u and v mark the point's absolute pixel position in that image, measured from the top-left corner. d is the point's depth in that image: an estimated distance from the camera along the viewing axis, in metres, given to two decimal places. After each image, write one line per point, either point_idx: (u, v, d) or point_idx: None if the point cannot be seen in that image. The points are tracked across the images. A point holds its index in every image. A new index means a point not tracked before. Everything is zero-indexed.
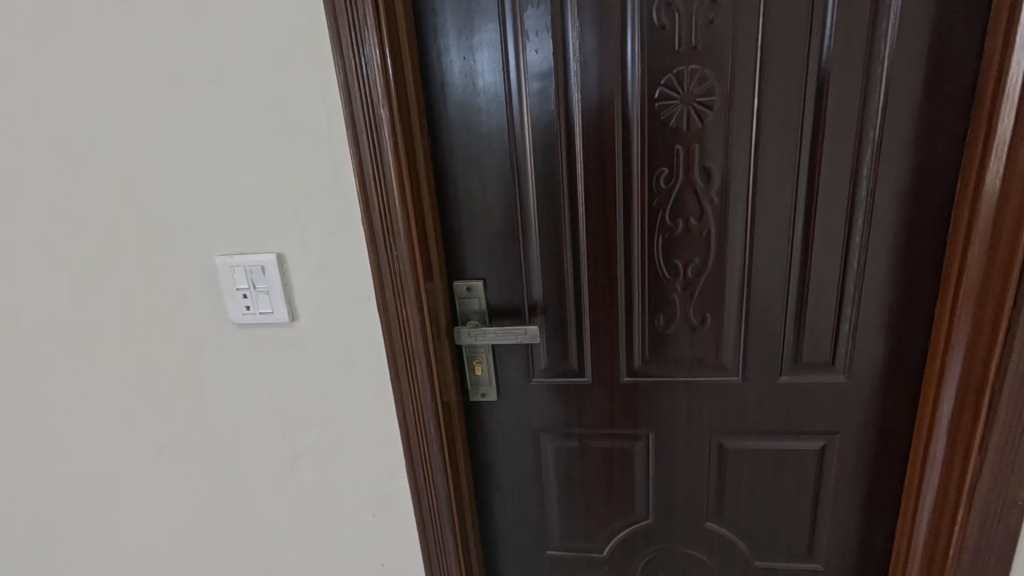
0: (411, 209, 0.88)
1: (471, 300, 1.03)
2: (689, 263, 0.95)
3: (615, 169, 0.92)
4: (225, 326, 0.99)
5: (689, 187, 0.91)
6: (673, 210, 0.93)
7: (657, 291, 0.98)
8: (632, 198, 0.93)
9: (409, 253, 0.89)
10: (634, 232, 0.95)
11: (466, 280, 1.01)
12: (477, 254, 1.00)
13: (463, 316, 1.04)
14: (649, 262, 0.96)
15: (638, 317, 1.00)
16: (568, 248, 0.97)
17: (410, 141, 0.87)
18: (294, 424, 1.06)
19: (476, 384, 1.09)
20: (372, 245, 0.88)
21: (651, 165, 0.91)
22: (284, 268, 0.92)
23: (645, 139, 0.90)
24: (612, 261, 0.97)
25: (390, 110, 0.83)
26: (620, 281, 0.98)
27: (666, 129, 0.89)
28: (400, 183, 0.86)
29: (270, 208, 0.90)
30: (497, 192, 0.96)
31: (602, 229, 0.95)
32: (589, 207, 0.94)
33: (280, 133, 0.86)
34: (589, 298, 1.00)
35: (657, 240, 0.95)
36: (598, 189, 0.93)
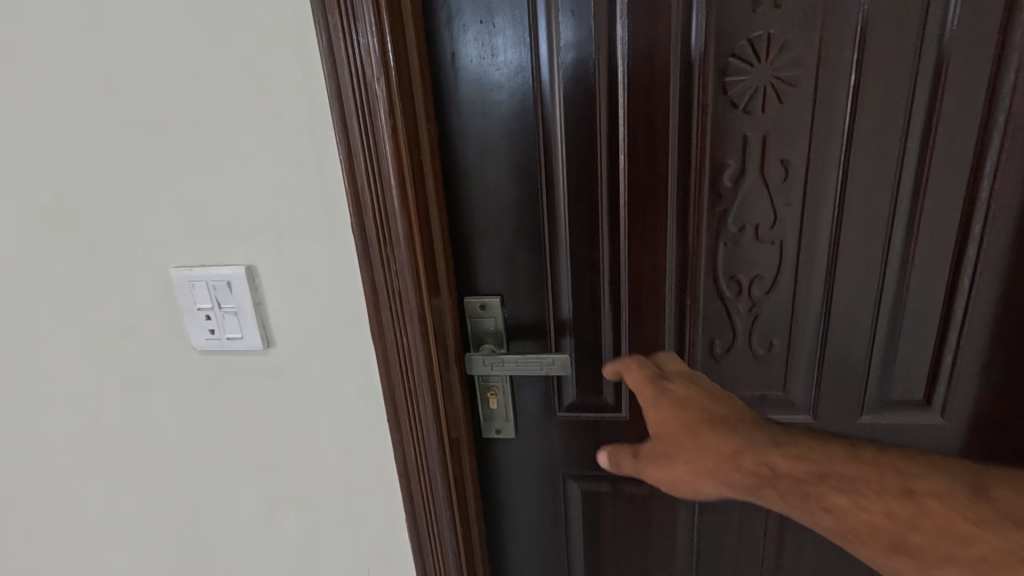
0: (415, 212, 0.70)
1: (486, 320, 0.85)
2: (756, 279, 0.77)
3: (669, 163, 0.74)
4: (187, 351, 0.81)
5: (763, 186, 0.73)
6: (739, 214, 0.75)
7: (714, 312, 0.80)
8: (688, 199, 0.75)
9: (412, 268, 0.71)
10: (688, 241, 0.77)
11: (479, 296, 0.83)
12: (493, 265, 0.82)
13: (476, 339, 0.86)
14: (706, 278, 0.78)
15: (690, 343, 0.82)
16: (607, 258, 0.79)
17: (412, 126, 0.69)
18: (271, 467, 0.88)
19: (491, 418, 0.91)
20: (365, 256, 0.70)
21: (714, 157, 0.73)
22: (256, 284, 0.75)
23: (708, 125, 0.71)
24: (660, 276, 0.79)
25: (388, 86, 0.65)
26: (669, 300, 0.80)
27: (735, 113, 0.70)
28: (401, 179, 0.68)
29: (236, 209, 0.71)
30: (521, 191, 0.77)
31: (650, 237, 0.77)
32: (634, 209, 0.76)
33: (247, 113, 0.67)
34: (630, 319, 0.82)
35: (718, 251, 0.77)
36: (646, 187, 0.75)
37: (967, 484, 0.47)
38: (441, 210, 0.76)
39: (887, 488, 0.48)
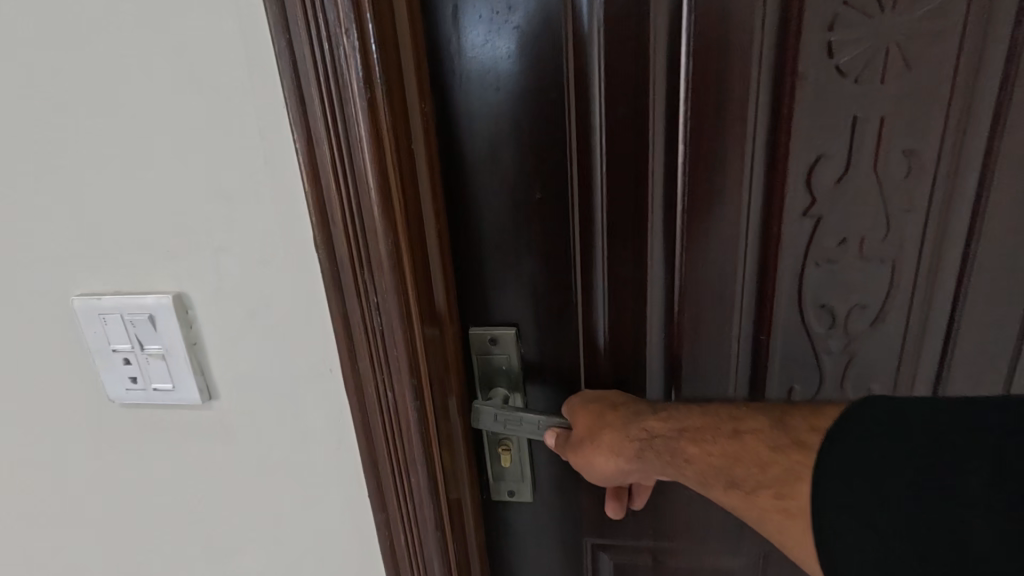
0: (406, 223, 0.49)
1: (499, 358, 0.64)
2: (860, 308, 0.58)
3: (747, 153, 0.55)
4: (103, 403, 0.61)
5: (877, 185, 0.54)
6: (839, 221, 0.56)
7: (799, 351, 0.61)
8: (771, 204, 0.56)
9: (400, 301, 0.49)
10: (768, 258, 0.58)
11: (489, 328, 0.64)
12: (508, 288, 0.62)
13: (486, 383, 0.65)
14: (790, 307, 0.59)
15: (762, 391, 0.63)
16: (659, 281, 0.60)
17: (401, 100, 0.47)
18: (213, 554, 0.67)
19: (505, 477, 0.72)
20: (336, 285, 0.49)
21: (810, 147, 0.54)
22: (188, 319, 0.55)
23: (805, 102, 0.52)
24: (729, 303, 0.60)
25: (364, 36, 0.43)
26: (738, 334, 0.61)
27: (843, 86, 0.51)
28: (385, 176, 0.46)
29: (155, 217, 0.52)
30: (548, 191, 0.58)
31: (719, 254, 0.58)
32: (698, 216, 0.57)
33: (163, 79, 0.47)
34: (689, 358, 0.62)
35: (809, 271, 0.58)
36: (714, 186, 0.56)
37: (775, 417, 0.52)
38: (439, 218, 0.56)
39: (719, 432, 0.52)
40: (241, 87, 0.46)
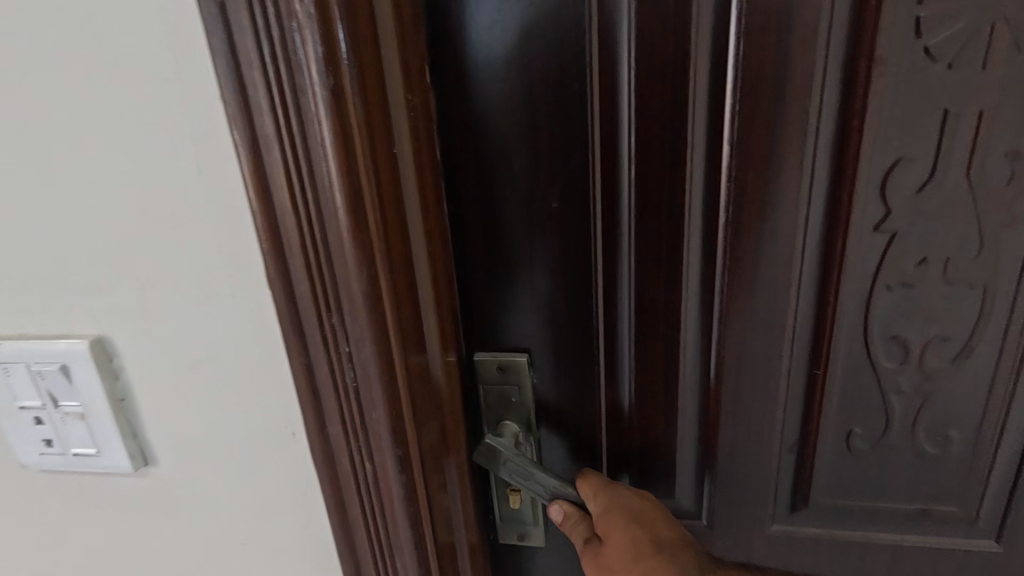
0: (390, 255, 0.36)
1: (510, 390, 0.53)
2: (938, 340, 0.48)
3: (806, 156, 0.45)
4: (14, 469, 0.49)
5: (966, 194, 0.44)
6: (919, 234, 0.45)
7: (862, 390, 0.51)
8: (834, 216, 0.46)
9: (381, 357, 0.37)
10: (829, 281, 0.48)
11: (498, 353, 0.53)
12: (516, 315, 0.52)
13: (493, 417, 0.54)
14: (853, 338, 0.49)
15: (814, 434, 0.53)
16: (693, 306, 0.51)
17: (379, 89, 0.34)
18: None
19: (512, 527, 0.61)
20: (296, 331, 0.37)
21: (886, 147, 0.44)
22: (113, 369, 0.43)
23: (884, 92, 0.42)
24: (780, 334, 0.50)
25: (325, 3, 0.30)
26: (789, 370, 0.51)
27: (933, 71, 0.41)
28: (356, 197, 0.33)
29: (53, 240, 0.39)
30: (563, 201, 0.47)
31: (770, 276, 0.48)
32: (745, 230, 0.47)
33: (50, 55, 0.34)
34: (730, 396, 0.53)
35: (877, 297, 0.48)
36: (765, 194, 0.46)
37: None
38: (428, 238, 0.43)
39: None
40: (156, 67, 0.33)
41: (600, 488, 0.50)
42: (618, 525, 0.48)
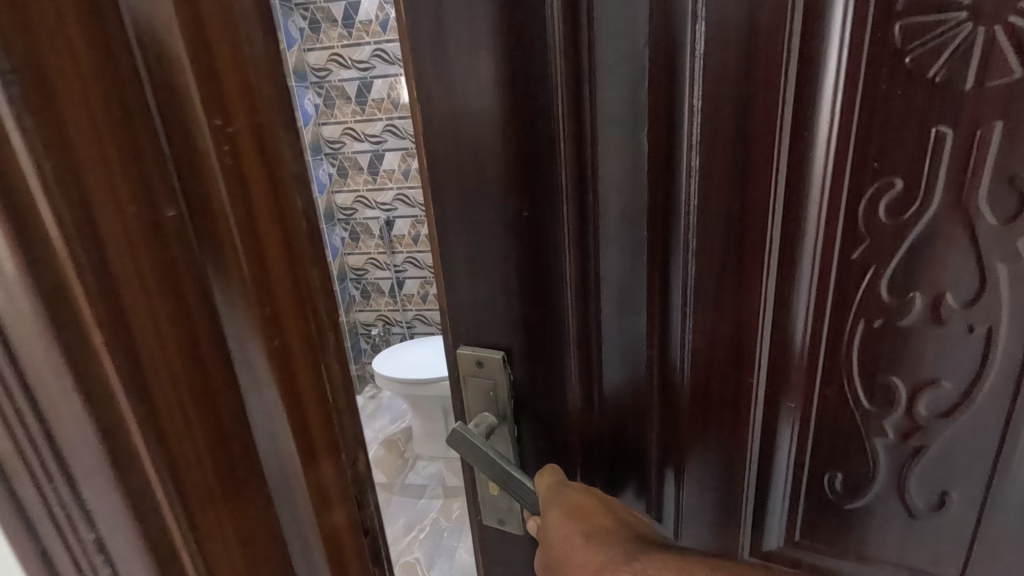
0: (151, 417, 0.20)
1: (488, 389, 0.44)
2: (932, 386, 0.37)
3: (763, 164, 0.35)
4: None
5: (962, 227, 0.33)
6: (908, 270, 0.35)
7: (838, 439, 0.41)
8: (793, 238, 0.36)
9: (148, 543, 0.21)
10: (797, 317, 0.38)
11: (478, 346, 0.44)
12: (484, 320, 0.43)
13: (479, 411, 0.46)
14: (829, 380, 0.39)
15: (780, 476, 0.43)
16: (624, 328, 0.41)
17: (117, 122, 0.19)
18: None
19: None
20: (13, 507, 0.21)
21: (864, 159, 0.34)
22: None
23: (862, 94, 0.33)
24: (731, 373, 0.40)
25: None
26: (753, 413, 0.41)
27: (924, 74, 0.32)
28: (64, 331, 0.18)
29: None
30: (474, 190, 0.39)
31: (717, 309, 0.39)
32: (691, 249, 0.38)
33: None
34: (669, 430, 0.44)
35: (861, 343, 0.38)
36: (702, 209, 0.37)
37: None
38: (305, 362, 0.26)
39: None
40: None
41: (542, 476, 0.43)
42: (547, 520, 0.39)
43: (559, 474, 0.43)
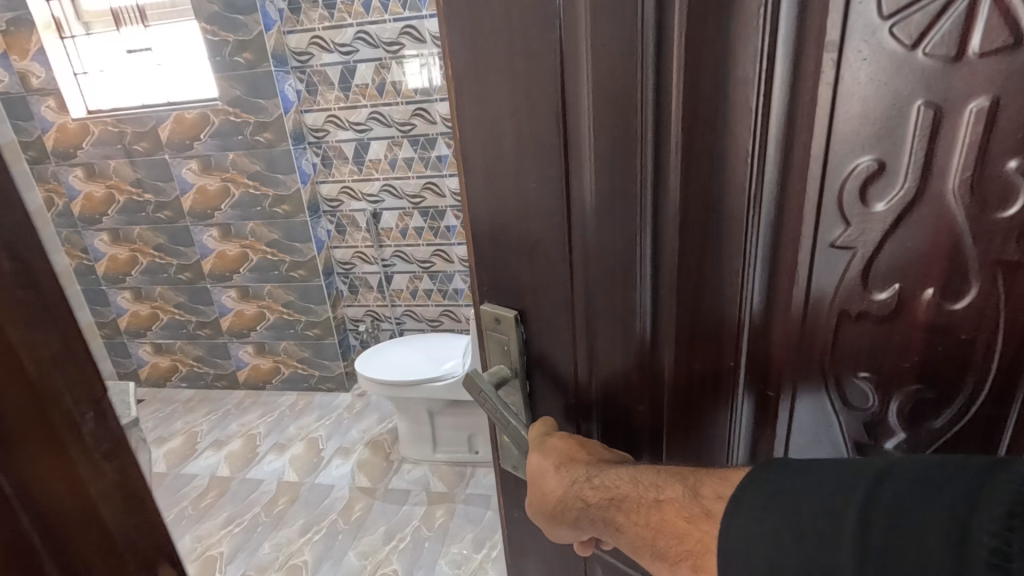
0: None
1: (507, 346, 0.30)
2: (927, 405, 0.22)
3: (674, 94, 0.21)
4: None
5: (944, 261, 0.20)
6: (893, 254, 0.21)
7: (818, 452, 0.25)
8: (729, 198, 0.23)
9: None
10: (754, 300, 0.24)
11: (498, 306, 0.29)
12: (494, 269, 0.29)
13: (498, 376, 0.30)
14: (807, 382, 0.24)
15: (753, 451, 0.27)
16: (535, 271, 0.27)
17: None
18: None
19: None
20: None
21: (820, 133, 0.20)
22: None
23: (835, 46, 0.19)
24: (676, 372, 0.26)
25: None
26: (736, 408, 0.26)
27: (886, 44, 0.18)
28: None
29: None
30: (492, 141, 0.25)
31: (613, 293, 0.26)
32: (590, 208, 0.24)
33: None
34: (635, 425, 0.29)
35: (835, 362, 0.23)
36: (621, 141, 0.23)
37: None
38: None
39: None
40: None
41: (539, 438, 0.29)
42: (532, 479, 0.28)
43: (553, 424, 0.30)
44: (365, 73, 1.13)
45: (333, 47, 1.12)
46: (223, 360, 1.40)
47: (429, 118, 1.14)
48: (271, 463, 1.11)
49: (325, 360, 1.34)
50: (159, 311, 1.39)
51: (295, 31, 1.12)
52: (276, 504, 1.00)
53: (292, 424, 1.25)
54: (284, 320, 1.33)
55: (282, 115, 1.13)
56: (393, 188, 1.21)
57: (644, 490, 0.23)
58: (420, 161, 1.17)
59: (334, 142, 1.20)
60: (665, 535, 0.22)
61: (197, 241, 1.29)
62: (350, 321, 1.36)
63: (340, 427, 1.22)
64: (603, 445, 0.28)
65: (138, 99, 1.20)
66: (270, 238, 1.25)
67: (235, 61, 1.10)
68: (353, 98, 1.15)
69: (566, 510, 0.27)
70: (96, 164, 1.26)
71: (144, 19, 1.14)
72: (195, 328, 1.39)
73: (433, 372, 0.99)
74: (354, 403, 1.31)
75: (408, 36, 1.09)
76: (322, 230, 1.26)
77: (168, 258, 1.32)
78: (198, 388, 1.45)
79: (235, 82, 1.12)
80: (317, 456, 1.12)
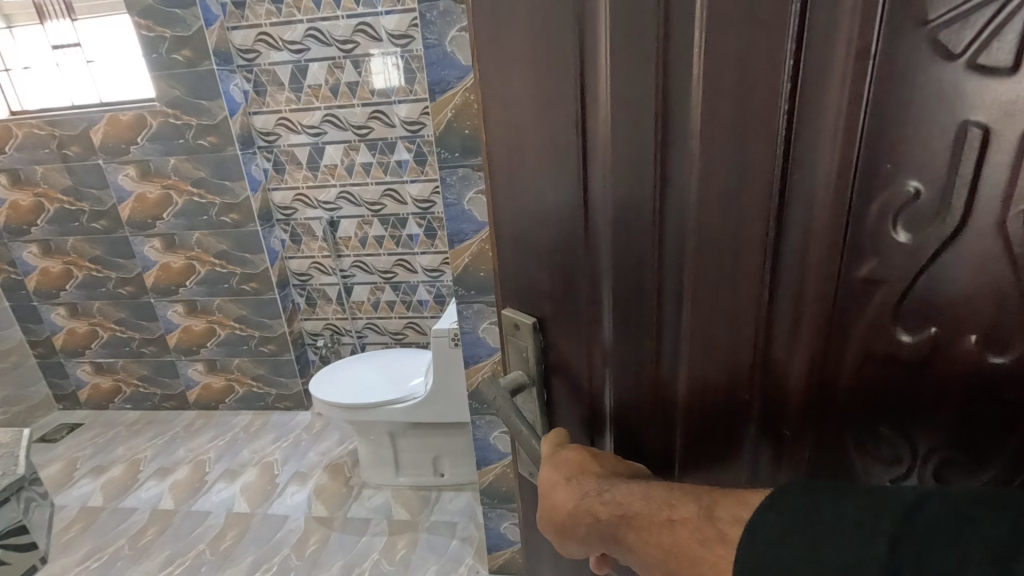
0: None
1: (525, 354, 0.27)
2: (951, 476, 0.19)
3: (690, 95, 0.18)
4: None
5: (992, 304, 0.16)
6: (934, 285, 0.17)
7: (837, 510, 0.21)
8: (746, 217, 0.19)
9: None
10: (774, 331, 0.20)
11: (518, 314, 0.26)
12: (507, 274, 0.26)
13: (515, 386, 0.27)
14: (830, 432, 0.20)
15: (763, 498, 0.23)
16: (553, 277, 0.24)
17: None
18: None
19: None
20: None
21: (846, 154, 0.17)
22: None
23: (871, 53, 0.16)
24: (684, 407, 0.23)
25: None
26: (745, 448, 0.22)
27: (926, 55, 0.15)
28: None
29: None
30: (511, 137, 0.23)
31: (624, 314, 0.23)
32: (605, 215, 0.22)
33: None
34: (647, 451, 0.25)
35: (860, 411, 0.20)
36: (636, 146, 0.20)
37: None
38: None
39: None
40: None
41: (550, 449, 0.25)
42: (540, 491, 0.24)
43: (566, 436, 0.26)
44: (317, 73, 1.06)
45: (283, 45, 1.05)
46: (170, 379, 1.31)
47: (388, 121, 1.07)
48: (219, 492, 1.03)
49: (282, 378, 1.26)
50: (99, 328, 1.29)
51: (239, 28, 1.04)
52: (222, 539, 0.92)
53: (245, 448, 1.17)
54: (236, 336, 1.24)
55: (227, 117, 1.05)
56: (351, 195, 1.14)
57: (658, 506, 0.20)
58: (378, 166, 1.11)
59: (286, 147, 1.12)
60: (676, 558, 0.19)
61: (138, 253, 1.20)
62: (308, 335, 1.29)
63: (298, 449, 1.15)
64: (616, 456, 0.24)
65: (68, 99, 1.11)
66: (218, 249, 1.17)
67: (173, 59, 1.02)
68: (305, 100, 1.08)
69: (574, 525, 0.23)
70: (21, 170, 1.15)
71: (70, 14, 1.05)
72: (139, 346, 1.29)
73: (393, 393, 0.92)
74: (314, 422, 1.24)
75: (362, 34, 1.02)
76: (275, 239, 1.18)
77: (106, 271, 1.22)
78: (144, 410, 1.35)
79: (174, 82, 1.04)
80: (270, 483, 1.05)
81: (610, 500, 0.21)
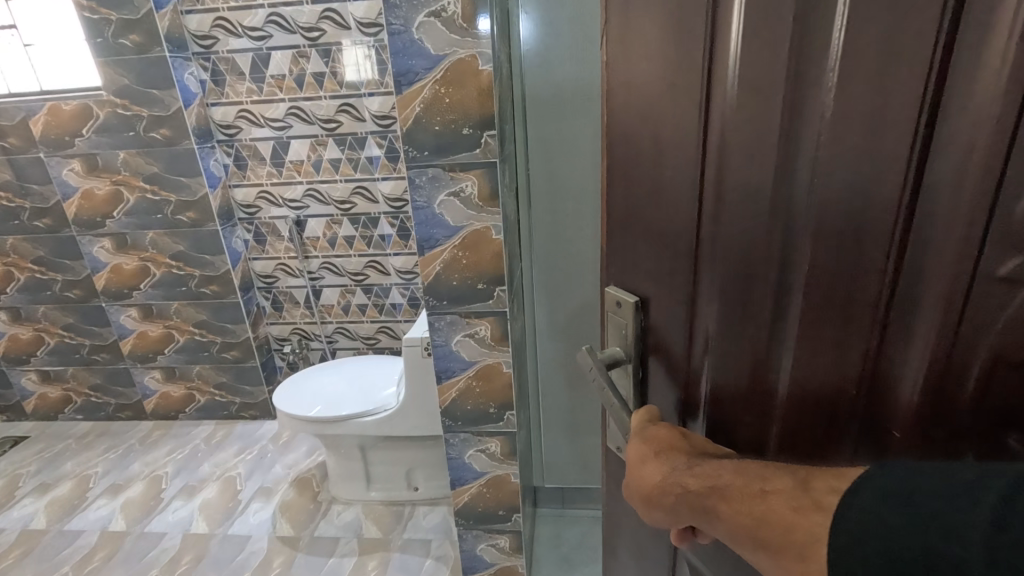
0: None
1: (624, 331, 0.28)
2: None
3: (828, 76, 0.18)
4: None
5: None
6: None
7: None
8: (871, 201, 0.18)
9: None
10: (892, 321, 0.20)
11: (621, 292, 0.28)
12: (615, 255, 0.28)
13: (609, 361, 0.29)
14: (943, 435, 0.19)
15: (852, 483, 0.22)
16: (658, 259, 0.26)
17: None
18: None
19: None
20: None
21: (998, 138, 0.16)
22: None
23: None
24: (789, 393, 0.22)
25: None
26: (852, 442, 0.22)
27: None
28: None
29: None
30: (636, 121, 0.24)
31: (728, 295, 0.23)
32: (721, 198, 0.22)
33: None
34: (739, 436, 0.25)
35: (985, 417, 0.18)
36: (762, 130, 0.20)
37: None
38: None
39: None
40: None
41: (640, 425, 0.26)
42: (627, 466, 0.25)
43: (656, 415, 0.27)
44: (281, 62, 0.99)
45: (242, 31, 0.97)
46: (126, 388, 1.23)
47: (357, 114, 1.01)
48: (176, 511, 0.96)
49: (247, 386, 1.19)
50: (44, 334, 1.20)
51: (194, 12, 0.97)
52: (178, 563, 0.86)
53: (206, 462, 1.10)
54: (196, 342, 1.17)
55: (181, 109, 0.98)
56: (319, 193, 1.08)
57: (749, 480, 0.20)
58: (347, 162, 1.05)
59: (247, 141, 1.05)
60: (767, 527, 0.19)
61: (86, 254, 1.11)
62: (275, 341, 1.22)
63: (262, 463, 1.08)
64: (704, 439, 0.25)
65: (4, 86, 1.02)
66: (174, 250, 1.09)
67: (121, 44, 0.94)
68: (268, 91, 1.01)
69: (663, 497, 0.23)
70: None
71: None
72: (89, 353, 1.20)
73: (363, 406, 0.87)
74: (281, 433, 1.18)
75: (328, 21, 0.95)
76: (237, 240, 1.11)
77: (51, 273, 1.13)
78: (97, 421, 1.27)
79: (122, 69, 0.96)
80: (232, 500, 0.98)
81: (698, 475, 0.22)
